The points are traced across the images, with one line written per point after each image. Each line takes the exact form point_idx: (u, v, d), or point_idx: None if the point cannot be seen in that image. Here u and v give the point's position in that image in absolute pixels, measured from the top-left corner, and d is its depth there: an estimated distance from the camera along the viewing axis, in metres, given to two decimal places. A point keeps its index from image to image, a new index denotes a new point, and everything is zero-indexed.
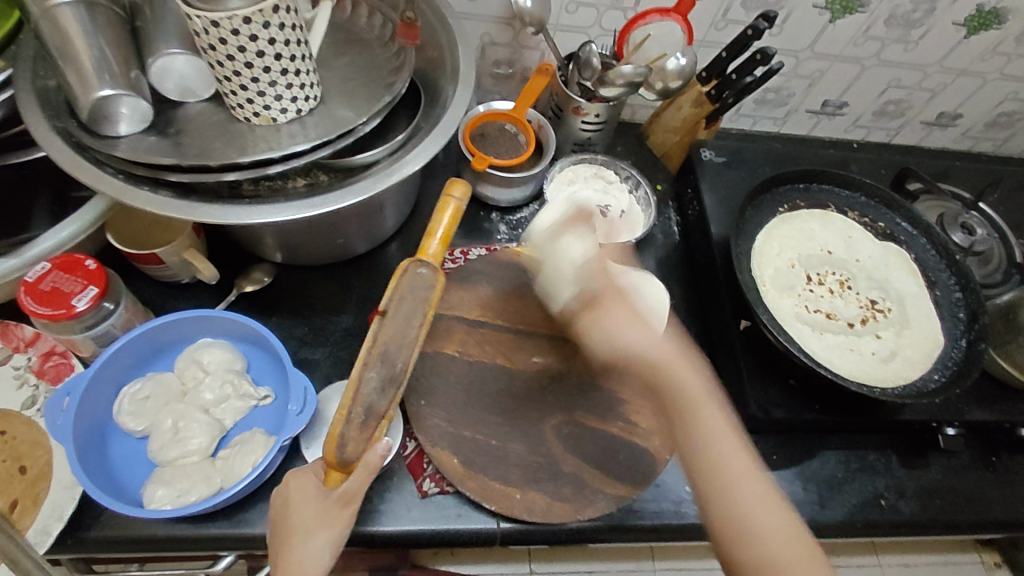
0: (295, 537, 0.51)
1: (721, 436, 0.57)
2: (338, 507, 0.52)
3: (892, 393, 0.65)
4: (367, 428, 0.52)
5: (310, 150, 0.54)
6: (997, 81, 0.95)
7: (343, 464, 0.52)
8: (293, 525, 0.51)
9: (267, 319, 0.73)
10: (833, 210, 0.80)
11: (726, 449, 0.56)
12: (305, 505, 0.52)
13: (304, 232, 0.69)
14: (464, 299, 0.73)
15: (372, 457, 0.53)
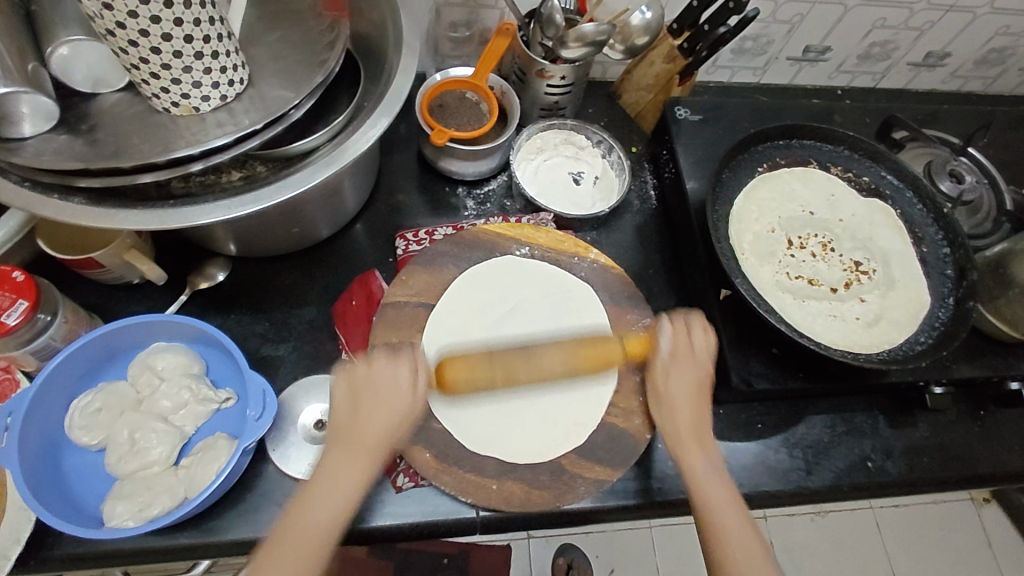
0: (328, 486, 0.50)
1: (684, 406, 0.61)
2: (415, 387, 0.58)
3: (876, 361, 0.63)
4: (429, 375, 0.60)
5: (237, 141, 0.50)
6: (987, 15, 0.90)
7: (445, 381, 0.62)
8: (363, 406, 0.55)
9: (225, 315, 0.69)
10: (814, 167, 0.76)
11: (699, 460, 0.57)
12: (392, 395, 0.56)
13: (253, 223, 0.64)
14: (430, 284, 0.69)
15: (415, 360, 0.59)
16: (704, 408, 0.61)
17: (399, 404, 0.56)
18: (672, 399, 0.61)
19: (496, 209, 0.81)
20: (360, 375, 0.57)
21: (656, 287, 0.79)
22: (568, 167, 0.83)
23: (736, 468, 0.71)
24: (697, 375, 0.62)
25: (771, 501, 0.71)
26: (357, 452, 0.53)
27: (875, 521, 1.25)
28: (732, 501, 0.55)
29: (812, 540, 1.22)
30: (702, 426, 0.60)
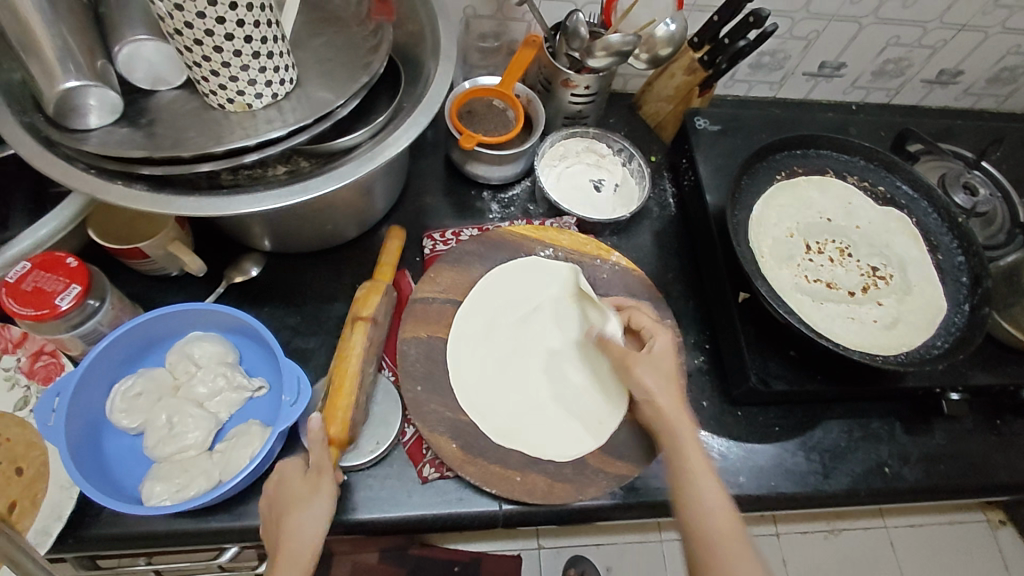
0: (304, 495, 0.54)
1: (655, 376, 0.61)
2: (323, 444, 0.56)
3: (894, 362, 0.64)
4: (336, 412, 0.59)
5: (286, 136, 0.53)
6: (1000, 34, 0.92)
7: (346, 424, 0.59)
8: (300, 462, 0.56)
9: (258, 309, 0.72)
10: (831, 176, 0.78)
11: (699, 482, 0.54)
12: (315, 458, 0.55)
13: (290, 218, 0.67)
14: (458, 281, 0.71)
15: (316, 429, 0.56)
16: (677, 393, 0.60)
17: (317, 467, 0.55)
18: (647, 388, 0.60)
19: (519, 212, 0.84)
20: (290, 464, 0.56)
21: (675, 291, 0.81)
22: (590, 174, 0.86)
23: (754, 470, 0.72)
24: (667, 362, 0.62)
25: (788, 503, 0.72)
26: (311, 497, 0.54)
27: (890, 539, 1.23)
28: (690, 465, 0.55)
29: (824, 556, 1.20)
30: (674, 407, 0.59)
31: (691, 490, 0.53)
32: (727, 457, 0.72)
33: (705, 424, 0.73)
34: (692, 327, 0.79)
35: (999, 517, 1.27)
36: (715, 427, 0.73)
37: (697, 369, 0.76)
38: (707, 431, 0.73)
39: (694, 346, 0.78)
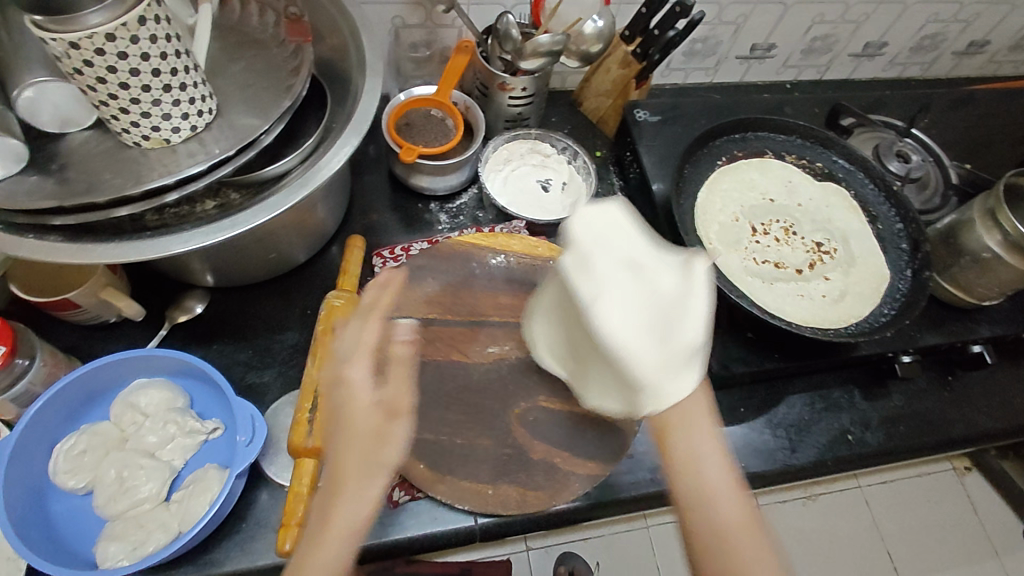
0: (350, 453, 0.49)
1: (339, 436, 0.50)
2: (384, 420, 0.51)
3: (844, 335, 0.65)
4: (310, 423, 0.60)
5: (207, 170, 0.50)
6: (917, 4, 0.96)
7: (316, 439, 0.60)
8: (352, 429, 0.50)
9: (206, 347, 0.69)
10: (770, 157, 0.79)
11: (717, 507, 0.50)
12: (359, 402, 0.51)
13: (229, 251, 0.65)
14: (411, 297, 0.70)
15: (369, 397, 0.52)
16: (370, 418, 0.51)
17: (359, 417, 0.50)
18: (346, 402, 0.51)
19: (469, 220, 0.83)
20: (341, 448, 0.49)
21: None
22: (536, 175, 0.85)
23: None
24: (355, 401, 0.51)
25: (760, 482, 0.73)
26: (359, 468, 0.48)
27: (866, 499, 1.25)
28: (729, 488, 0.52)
29: (806, 523, 1.22)
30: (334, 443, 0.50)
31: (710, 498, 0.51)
32: None
33: None
34: None
35: (965, 465, 1.31)
36: None
37: None
38: None
39: None
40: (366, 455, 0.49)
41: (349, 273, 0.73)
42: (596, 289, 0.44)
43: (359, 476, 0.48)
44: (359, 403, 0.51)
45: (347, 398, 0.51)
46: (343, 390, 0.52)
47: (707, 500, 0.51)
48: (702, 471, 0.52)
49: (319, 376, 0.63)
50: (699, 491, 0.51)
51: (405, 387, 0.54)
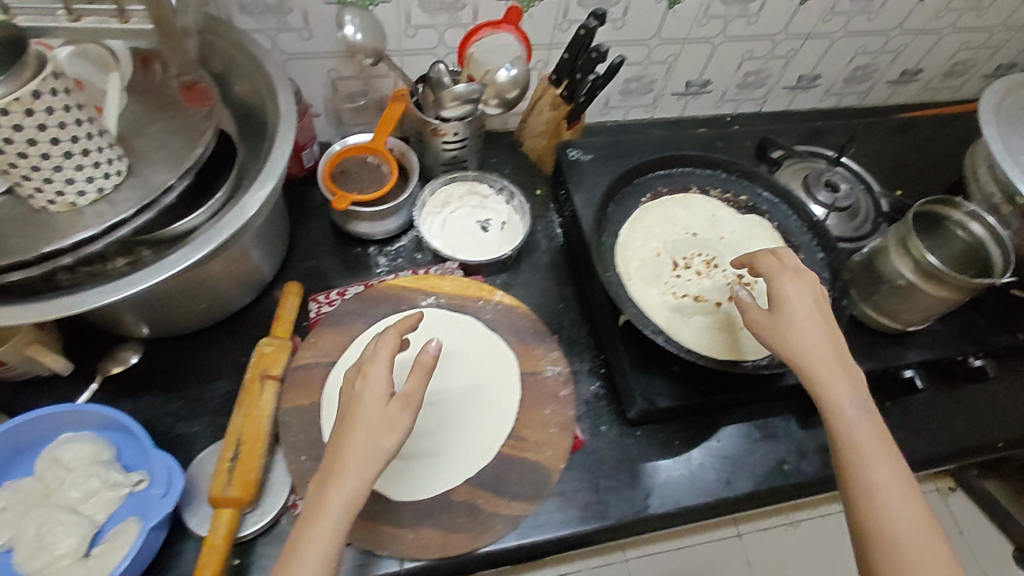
0: (354, 436, 0.51)
1: (354, 423, 0.51)
2: (393, 413, 0.52)
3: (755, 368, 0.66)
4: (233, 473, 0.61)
5: (103, 233, 0.52)
6: (844, 38, 0.99)
7: (231, 499, 0.60)
8: (359, 418, 0.51)
9: (136, 400, 0.70)
10: (695, 192, 0.81)
11: (884, 481, 0.55)
12: (369, 397, 0.52)
13: (154, 303, 0.66)
14: (338, 342, 0.71)
15: (381, 385, 0.53)
16: (386, 409, 0.52)
17: (369, 408, 0.52)
18: (363, 390, 0.53)
19: (407, 262, 0.85)
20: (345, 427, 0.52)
21: (567, 321, 0.83)
22: (475, 217, 0.87)
23: (657, 488, 0.73)
24: (374, 397, 0.52)
25: (695, 515, 0.73)
26: (354, 455, 0.50)
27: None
28: (880, 442, 0.57)
29: (795, 556, 1.07)
30: (338, 433, 0.52)
31: (861, 468, 0.55)
32: (630, 478, 0.73)
33: (606, 449, 0.74)
34: (586, 353, 0.80)
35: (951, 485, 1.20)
36: (616, 451, 0.74)
37: (594, 396, 0.77)
38: (608, 456, 0.74)
39: (591, 372, 0.79)
40: (366, 444, 0.50)
41: (283, 318, 0.74)
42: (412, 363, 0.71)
43: (354, 465, 0.50)
44: (372, 395, 0.52)
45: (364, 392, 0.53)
46: (362, 385, 0.53)
47: (865, 457, 0.56)
48: (851, 425, 0.57)
49: (244, 425, 0.64)
50: (864, 444, 0.56)
51: (421, 378, 0.53)
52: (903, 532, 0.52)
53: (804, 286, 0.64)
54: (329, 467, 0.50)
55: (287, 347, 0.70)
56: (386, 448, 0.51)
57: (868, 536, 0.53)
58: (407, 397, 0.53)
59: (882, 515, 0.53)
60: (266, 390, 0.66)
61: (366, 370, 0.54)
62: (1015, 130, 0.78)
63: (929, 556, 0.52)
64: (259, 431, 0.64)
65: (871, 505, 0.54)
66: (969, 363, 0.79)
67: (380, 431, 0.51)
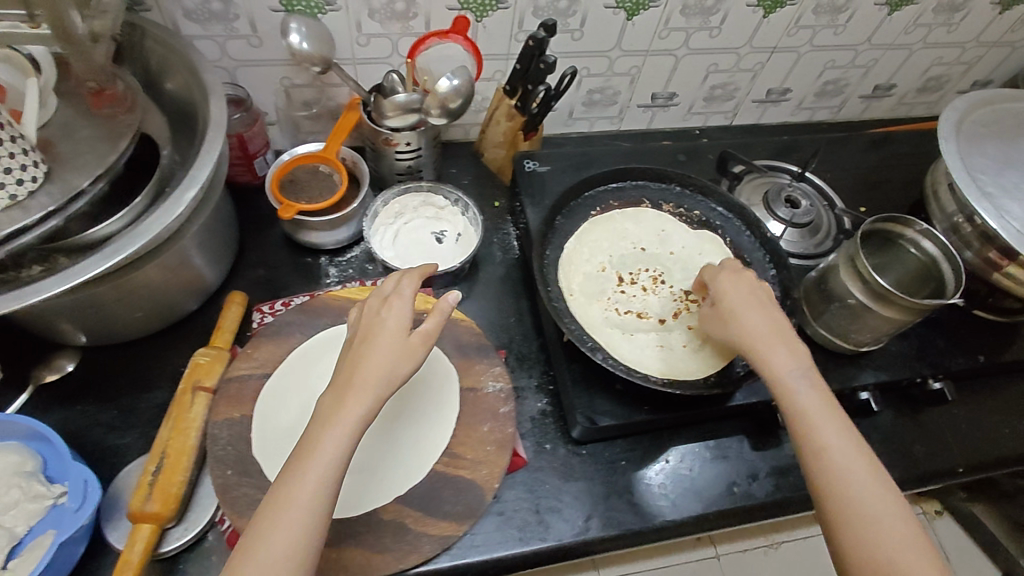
0: (375, 354, 0.55)
1: (376, 344, 0.55)
2: (415, 341, 0.57)
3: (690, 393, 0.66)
4: (155, 487, 0.59)
5: (11, 237, 0.50)
6: (811, 53, 0.98)
7: (149, 513, 0.58)
8: (379, 341, 0.55)
9: (69, 410, 0.69)
10: (647, 205, 0.81)
11: (837, 446, 0.54)
12: (391, 323, 0.57)
13: (82, 312, 0.64)
14: (275, 354, 0.70)
15: (402, 311, 0.58)
16: (408, 338, 0.56)
17: (392, 334, 0.56)
18: (384, 318, 0.57)
19: (357, 273, 0.84)
20: (364, 346, 0.56)
21: (518, 335, 0.82)
22: (430, 228, 0.86)
23: (600, 509, 0.71)
24: (398, 323, 0.57)
25: (640, 539, 0.71)
26: (373, 373, 0.54)
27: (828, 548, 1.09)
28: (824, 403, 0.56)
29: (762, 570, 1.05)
30: (358, 353, 0.56)
31: (803, 426, 0.55)
32: (574, 498, 0.71)
33: (549, 467, 0.73)
34: (535, 369, 0.79)
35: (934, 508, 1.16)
36: (560, 470, 0.73)
37: (540, 413, 0.76)
38: (551, 475, 0.72)
39: (538, 388, 0.78)
40: (386, 364, 0.54)
41: (223, 329, 0.73)
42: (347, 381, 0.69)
43: (372, 379, 0.53)
44: (392, 323, 0.57)
45: (387, 320, 0.57)
46: (385, 314, 0.57)
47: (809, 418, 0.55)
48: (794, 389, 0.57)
49: (171, 438, 0.63)
50: (812, 414, 0.56)
51: (439, 319, 0.59)
52: (854, 492, 0.52)
53: (741, 282, 0.66)
54: (347, 380, 0.54)
55: (224, 358, 0.69)
56: (402, 372, 0.55)
57: (824, 499, 0.53)
58: (424, 330, 0.57)
59: (835, 478, 0.52)
60: (196, 403, 0.65)
61: (387, 301, 0.58)
62: (975, 146, 0.75)
63: (883, 513, 0.51)
64: (185, 444, 0.63)
65: (823, 470, 0.53)
66: (928, 385, 0.78)
67: (399, 356, 0.55)
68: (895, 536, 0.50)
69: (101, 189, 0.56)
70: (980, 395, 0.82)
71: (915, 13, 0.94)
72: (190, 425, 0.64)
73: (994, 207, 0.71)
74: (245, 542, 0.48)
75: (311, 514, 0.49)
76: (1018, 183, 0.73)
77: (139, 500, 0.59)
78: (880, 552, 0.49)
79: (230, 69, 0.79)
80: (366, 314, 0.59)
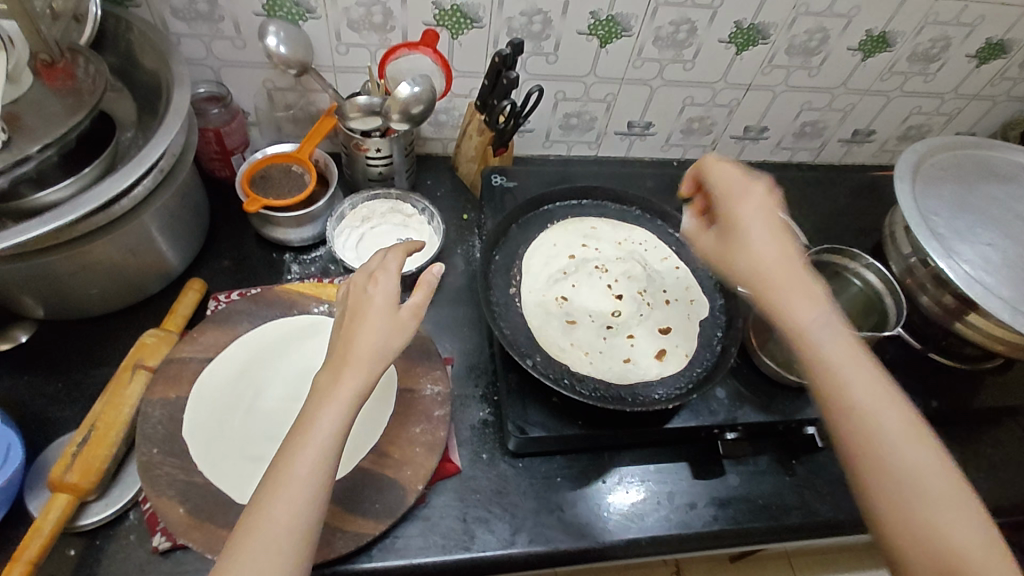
0: (359, 330, 0.53)
1: (365, 321, 0.54)
2: (405, 318, 0.55)
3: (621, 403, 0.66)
4: (77, 459, 0.60)
5: None
6: (786, 93, 1.00)
7: (66, 484, 0.59)
8: (364, 318, 0.54)
9: (17, 378, 0.71)
10: (605, 222, 0.83)
11: (909, 460, 0.46)
12: (375, 301, 0.55)
13: (36, 282, 0.66)
14: (221, 340, 0.71)
15: (387, 285, 0.56)
16: (396, 314, 0.55)
17: (378, 312, 0.54)
18: (369, 295, 0.55)
19: (318, 271, 0.85)
20: (349, 323, 0.54)
21: (470, 344, 0.82)
22: (397, 234, 0.87)
23: (530, 524, 0.69)
24: (383, 299, 0.55)
25: (570, 561, 0.69)
26: (354, 353, 0.52)
27: None
28: (892, 409, 0.47)
29: None
30: (345, 335, 0.54)
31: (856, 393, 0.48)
32: (506, 510, 0.70)
33: (483, 477, 0.72)
34: (482, 379, 0.79)
35: None
36: (492, 481, 0.72)
37: (481, 422, 0.76)
38: (483, 485, 0.71)
39: (483, 398, 0.78)
40: (372, 340, 0.53)
41: (177, 313, 0.75)
42: (286, 371, 0.70)
43: (359, 356, 0.52)
44: (376, 301, 0.55)
45: (373, 295, 0.56)
46: (371, 290, 0.56)
47: (845, 374, 0.48)
48: (823, 337, 0.50)
49: (103, 411, 0.64)
50: (844, 363, 0.49)
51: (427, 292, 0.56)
52: (905, 455, 0.46)
53: (760, 196, 0.57)
54: (334, 360, 0.53)
55: (170, 339, 0.71)
56: (390, 347, 0.53)
57: (879, 513, 0.46)
58: (411, 305, 0.56)
59: (869, 435, 0.46)
60: (134, 379, 0.67)
61: (372, 277, 0.57)
62: (931, 188, 0.77)
63: (941, 479, 0.45)
64: (117, 419, 0.64)
65: (858, 445, 0.47)
66: None
67: (388, 331, 0.54)
68: (961, 503, 0.45)
69: (51, 157, 0.59)
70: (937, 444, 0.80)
71: (889, 61, 0.96)
72: (125, 402, 0.65)
73: (944, 248, 0.71)
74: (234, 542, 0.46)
75: (304, 493, 0.47)
76: (969, 226, 0.74)
77: (59, 470, 0.59)
78: (940, 538, 0.43)
79: (215, 68, 0.83)
80: (353, 291, 0.57)
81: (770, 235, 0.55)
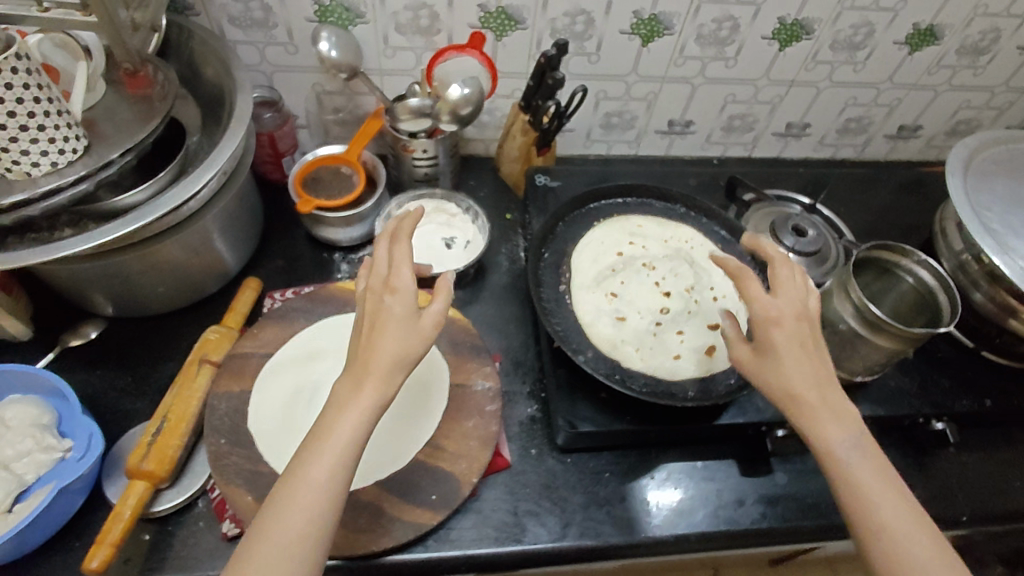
0: (378, 341, 0.52)
1: (385, 333, 0.53)
2: (425, 323, 0.54)
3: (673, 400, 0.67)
4: (151, 448, 0.63)
5: (54, 192, 0.57)
6: (830, 89, 0.99)
7: (142, 471, 0.62)
8: (384, 329, 0.53)
9: (90, 372, 0.74)
10: (650, 220, 0.84)
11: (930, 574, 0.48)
12: (394, 311, 0.53)
13: (108, 280, 0.69)
14: (280, 336, 0.74)
15: (406, 286, 0.54)
16: (416, 321, 0.54)
17: (398, 322, 0.53)
18: (385, 302, 0.54)
19: None
20: (369, 333, 0.53)
21: (515, 341, 0.83)
22: (442, 233, 0.88)
23: (579, 518, 0.70)
24: (402, 306, 0.54)
25: (618, 555, 0.70)
26: (373, 367, 0.52)
27: None
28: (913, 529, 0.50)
29: None
30: (365, 346, 0.53)
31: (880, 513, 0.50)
32: (554, 505, 0.71)
33: (531, 472, 0.74)
34: (529, 376, 0.80)
35: None
36: (541, 476, 0.73)
37: (529, 418, 0.77)
38: (532, 479, 0.73)
39: (530, 395, 0.79)
40: (394, 353, 0.52)
41: (236, 310, 0.78)
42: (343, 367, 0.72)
43: (381, 371, 0.52)
44: (394, 312, 0.53)
45: (392, 305, 0.54)
46: (388, 299, 0.54)
47: (868, 496, 0.51)
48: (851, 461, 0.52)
49: (174, 403, 0.67)
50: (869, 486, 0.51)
51: (445, 298, 0.56)
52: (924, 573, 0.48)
53: (797, 326, 0.55)
54: (355, 372, 0.52)
55: (231, 336, 0.74)
56: (410, 360, 0.53)
57: None
58: (429, 312, 0.54)
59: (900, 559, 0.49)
60: (200, 373, 0.70)
61: (388, 281, 0.55)
62: (984, 184, 0.76)
63: None
64: (187, 411, 0.67)
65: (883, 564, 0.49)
66: (930, 426, 0.76)
67: (410, 344, 0.53)
68: None
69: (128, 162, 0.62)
70: (989, 444, 0.79)
71: (937, 54, 0.94)
72: (192, 394, 0.68)
73: (998, 244, 0.70)
74: (247, 546, 0.48)
75: (316, 508, 0.48)
76: None
77: (135, 458, 0.62)
78: None
79: (268, 73, 0.85)
80: (372, 296, 0.55)
81: (803, 362, 0.55)
